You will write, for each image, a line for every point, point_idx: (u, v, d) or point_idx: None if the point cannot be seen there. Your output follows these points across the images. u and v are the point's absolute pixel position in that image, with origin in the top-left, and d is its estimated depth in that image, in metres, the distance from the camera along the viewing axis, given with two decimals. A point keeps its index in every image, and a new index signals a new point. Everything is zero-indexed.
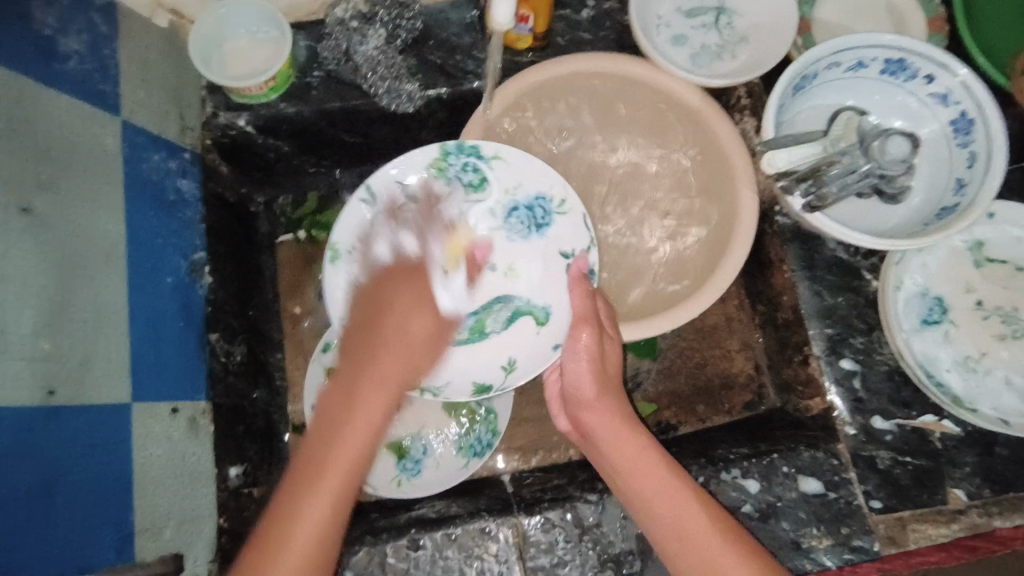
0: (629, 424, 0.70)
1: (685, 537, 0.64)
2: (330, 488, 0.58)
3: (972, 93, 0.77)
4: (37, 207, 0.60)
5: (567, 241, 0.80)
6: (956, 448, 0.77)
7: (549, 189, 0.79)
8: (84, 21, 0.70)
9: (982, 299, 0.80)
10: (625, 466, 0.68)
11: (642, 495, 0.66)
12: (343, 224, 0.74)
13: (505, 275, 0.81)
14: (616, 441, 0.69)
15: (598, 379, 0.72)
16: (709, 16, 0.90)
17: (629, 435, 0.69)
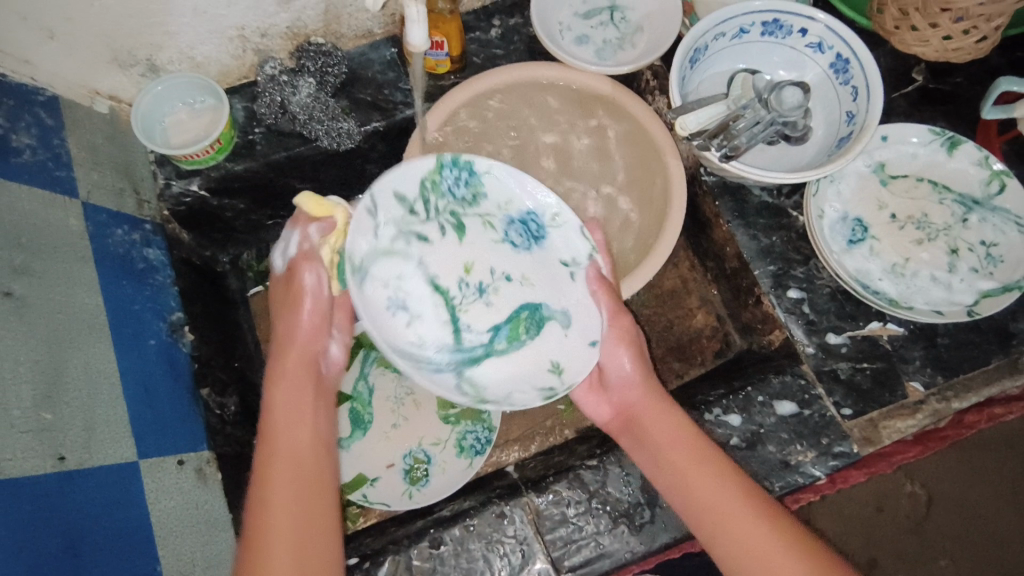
0: (667, 407, 0.73)
1: (719, 517, 0.65)
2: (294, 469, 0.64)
3: (841, 37, 0.87)
4: (17, 291, 0.63)
5: (569, 241, 0.78)
6: (903, 346, 0.85)
7: (545, 202, 0.77)
8: (30, 118, 0.75)
9: (895, 212, 0.89)
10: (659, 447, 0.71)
11: (673, 473, 0.69)
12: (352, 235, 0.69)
13: (521, 284, 0.77)
14: (653, 428, 0.72)
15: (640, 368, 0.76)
16: (604, 15, 1.00)
17: (662, 415, 0.73)
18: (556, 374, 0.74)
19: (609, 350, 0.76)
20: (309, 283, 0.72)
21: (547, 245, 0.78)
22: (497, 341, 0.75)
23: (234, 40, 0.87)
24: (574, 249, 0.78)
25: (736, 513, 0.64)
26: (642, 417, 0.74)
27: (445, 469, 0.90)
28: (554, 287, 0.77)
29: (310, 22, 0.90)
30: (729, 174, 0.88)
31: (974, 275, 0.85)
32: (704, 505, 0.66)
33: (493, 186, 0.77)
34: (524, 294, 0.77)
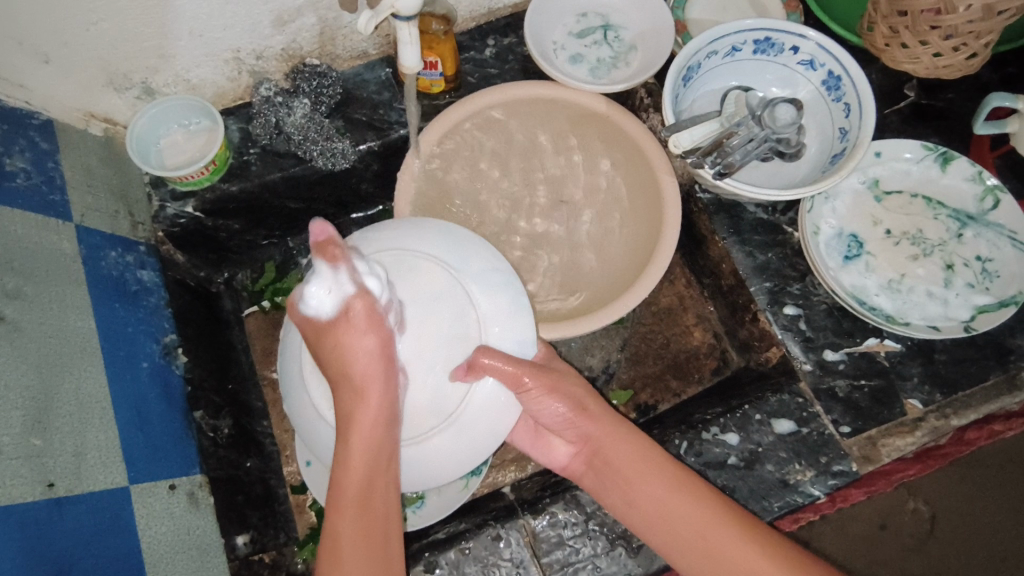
0: (618, 425, 0.71)
1: (706, 550, 0.64)
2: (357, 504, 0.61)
3: (832, 54, 0.88)
4: (9, 315, 0.63)
5: (478, 270, 0.64)
6: (901, 362, 0.84)
7: (476, 294, 0.63)
8: (24, 141, 0.75)
9: (890, 227, 0.89)
10: (621, 478, 0.69)
11: (636, 503, 0.68)
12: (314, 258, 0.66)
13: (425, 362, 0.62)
14: (614, 470, 0.70)
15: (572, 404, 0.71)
16: (597, 34, 1.00)
17: (619, 437, 0.70)
18: (484, 428, 0.64)
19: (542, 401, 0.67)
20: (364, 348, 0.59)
21: (471, 270, 0.64)
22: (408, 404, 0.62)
23: (230, 62, 0.88)
24: (491, 286, 0.64)
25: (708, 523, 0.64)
26: (602, 447, 0.71)
27: (441, 490, 0.89)
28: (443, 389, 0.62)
29: (305, 44, 0.90)
30: (723, 191, 0.89)
31: (969, 290, 0.84)
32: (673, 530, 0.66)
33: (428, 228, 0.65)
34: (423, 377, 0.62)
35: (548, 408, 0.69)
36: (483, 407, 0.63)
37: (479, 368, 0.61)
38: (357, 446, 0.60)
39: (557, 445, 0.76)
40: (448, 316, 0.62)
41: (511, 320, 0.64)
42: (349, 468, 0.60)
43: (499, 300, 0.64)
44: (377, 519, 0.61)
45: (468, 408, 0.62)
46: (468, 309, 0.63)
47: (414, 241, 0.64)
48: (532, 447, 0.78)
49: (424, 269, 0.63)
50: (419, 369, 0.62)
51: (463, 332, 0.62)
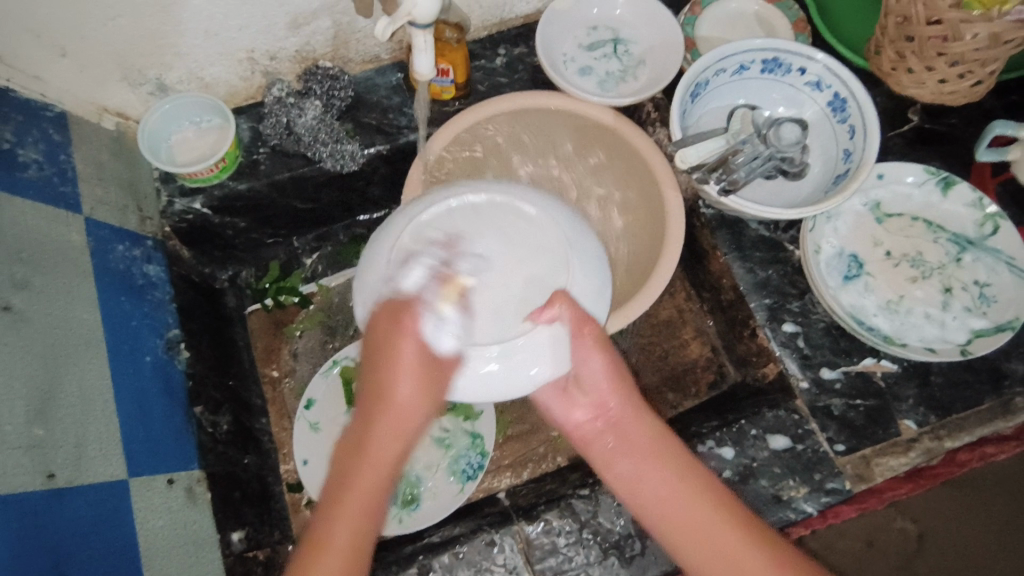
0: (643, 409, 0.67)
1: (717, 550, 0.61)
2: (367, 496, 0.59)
3: (839, 77, 0.89)
4: (16, 305, 0.64)
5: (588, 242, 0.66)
6: (897, 383, 0.85)
7: (568, 257, 0.65)
8: (38, 133, 0.76)
9: (890, 249, 0.90)
10: (638, 461, 0.65)
11: (651, 491, 0.65)
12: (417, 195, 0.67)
13: (506, 301, 0.63)
14: (634, 449, 0.66)
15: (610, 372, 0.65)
16: (607, 47, 1.02)
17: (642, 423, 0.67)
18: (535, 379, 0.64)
19: (590, 363, 0.64)
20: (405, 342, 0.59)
21: (576, 233, 0.66)
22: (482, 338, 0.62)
23: (243, 62, 0.89)
24: (586, 254, 0.66)
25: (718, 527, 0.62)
26: (626, 426, 0.66)
27: (437, 493, 0.90)
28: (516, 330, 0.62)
29: (319, 46, 0.91)
30: (727, 207, 0.90)
31: (967, 314, 0.85)
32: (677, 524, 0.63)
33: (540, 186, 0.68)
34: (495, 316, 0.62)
35: (590, 369, 0.64)
36: (547, 356, 0.63)
37: (557, 312, 0.61)
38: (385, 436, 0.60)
39: (577, 403, 0.68)
40: (544, 265, 0.64)
41: (595, 288, 0.65)
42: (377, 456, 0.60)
43: (592, 276, 0.65)
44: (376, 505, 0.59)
45: (532, 356, 0.62)
46: (562, 265, 0.64)
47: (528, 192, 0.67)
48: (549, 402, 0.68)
49: (539, 221, 0.65)
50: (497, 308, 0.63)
51: (551, 283, 0.64)
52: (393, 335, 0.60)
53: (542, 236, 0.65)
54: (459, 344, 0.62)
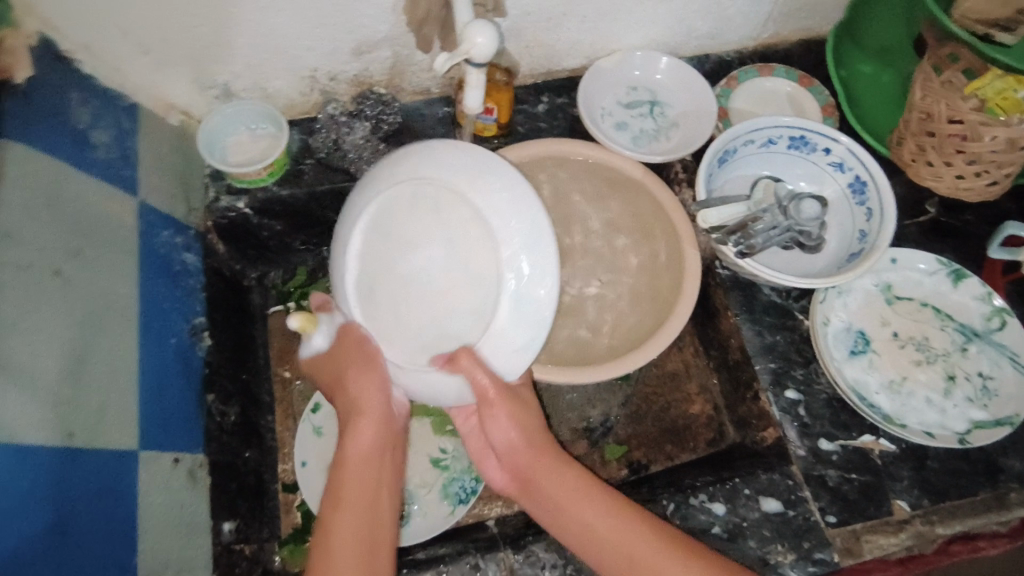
0: (549, 452, 0.75)
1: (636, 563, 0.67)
2: (357, 494, 0.70)
3: (861, 161, 0.94)
4: (66, 271, 0.68)
5: (529, 273, 0.63)
6: (893, 463, 0.86)
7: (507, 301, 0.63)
8: (111, 119, 0.82)
9: (897, 330, 0.92)
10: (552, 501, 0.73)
11: (566, 524, 0.71)
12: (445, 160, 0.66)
13: (430, 324, 0.66)
14: (547, 494, 0.73)
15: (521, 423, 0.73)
16: (644, 107, 1.08)
17: (548, 467, 0.74)
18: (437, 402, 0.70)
19: (495, 418, 0.72)
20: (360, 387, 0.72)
21: (518, 269, 0.63)
22: (392, 342, 0.67)
23: (305, 79, 0.95)
24: (523, 309, 0.64)
25: (644, 547, 0.67)
26: (529, 466, 0.75)
27: (427, 512, 0.91)
28: (412, 360, 0.67)
29: (376, 73, 0.98)
30: (743, 270, 0.93)
31: (968, 403, 0.87)
32: (606, 557, 0.68)
33: (521, 206, 0.64)
34: (399, 337, 0.67)
35: (496, 429, 0.73)
36: (438, 391, 0.67)
37: (457, 364, 0.64)
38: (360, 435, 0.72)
39: (493, 464, 0.79)
40: (475, 293, 0.64)
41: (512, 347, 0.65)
42: (348, 456, 0.72)
43: (519, 326, 0.65)
44: (372, 502, 0.70)
45: (424, 381, 0.67)
46: (489, 304, 0.64)
47: (507, 210, 0.64)
48: (478, 455, 0.81)
49: (485, 245, 0.64)
50: (411, 322, 0.66)
51: (480, 316, 0.65)
52: (345, 357, 0.71)
53: (496, 275, 0.63)
54: (372, 312, 0.68)
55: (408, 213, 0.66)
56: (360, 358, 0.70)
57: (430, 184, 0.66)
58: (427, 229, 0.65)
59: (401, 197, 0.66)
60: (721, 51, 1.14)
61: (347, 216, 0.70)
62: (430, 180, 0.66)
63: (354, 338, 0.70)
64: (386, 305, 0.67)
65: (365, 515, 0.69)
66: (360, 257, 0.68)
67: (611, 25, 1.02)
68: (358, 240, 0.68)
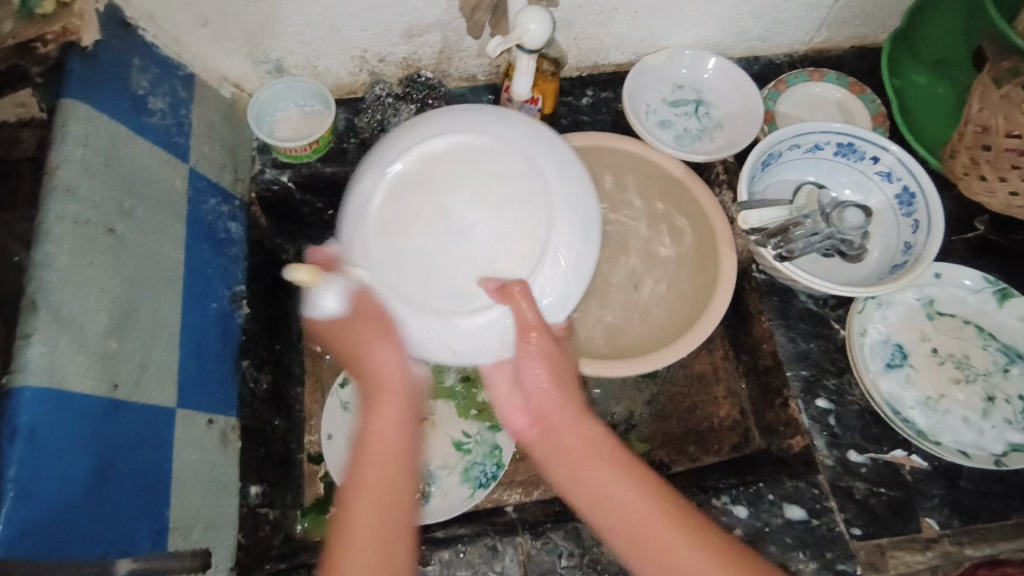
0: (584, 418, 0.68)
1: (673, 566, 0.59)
2: (383, 486, 0.63)
3: (911, 172, 0.92)
4: (119, 229, 0.70)
5: (556, 281, 0.67)
6: (924, 480, 0.84)
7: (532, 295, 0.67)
8: (168, 86, 0.84)
9: (937, 346, 0.90)
10: (571, 458, 0.66)
11: (607, 505, 0.64)
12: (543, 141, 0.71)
13: (456, 274, 0.68)
14: (574, 462, 0.66)
15: (554, 374, 0.68)
16: (690, 106, 1.07)
17: (586, 429, 0.68)
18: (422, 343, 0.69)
19: (527, 360, 0.67)
20: (384, 355, 0.68)
21: (557, 270, 0.67)
22: (420, 264, 0.68)
23: (355, 59, 0.97)
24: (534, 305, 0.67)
25: (687, 556, 0.59)
26: (557, 428, 0.68)
27: (447, 493, 0.92)
28: (426, 295, 0.68)
29: (424, 57, 0.99)
30: (781, 274, 0.92)
31: (1006, 426, 0.85)
32: (630, 532, 0.62)
33: (587, 227, 0.69)
34: (428, 270, 0.68)
35: (531, 372, 0.68)
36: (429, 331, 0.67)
37: (509, 294, 0.66)
38: (386, 416, 0.68)
39: (515, 406, 0.71)
40: (502, 269, 0.68)
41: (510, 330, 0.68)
42: (374, 442, 0.66)
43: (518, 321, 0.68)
44: (399, 493, 0.63)
45: (429, 317, 0.67)
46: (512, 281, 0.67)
47: (566, 235, 0.68)
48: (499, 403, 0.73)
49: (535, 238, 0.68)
50: (447, 256, 0.68)
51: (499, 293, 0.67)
52: (364, 332, 0.67)
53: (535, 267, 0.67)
54: (388, 220, 0.69)
55: (473, 159, 0.70)
56: (385, 331, 0.68)
57: (513, 152, 0.70)
58: (480, 184, 0.69)
59: (481, 142, 0.70)
60: (770, 54, 1.12)
61: (422, 122, 0.72)
62: (511, 143, 0.70)
63: (384, 237, 0.68)
64: (409, 224, 0.68)
65: (392, 507, 0.62)
66: (426, 168, 0.70)
67: (662, 21, 1.01)
68: (433, 149, 0.70)
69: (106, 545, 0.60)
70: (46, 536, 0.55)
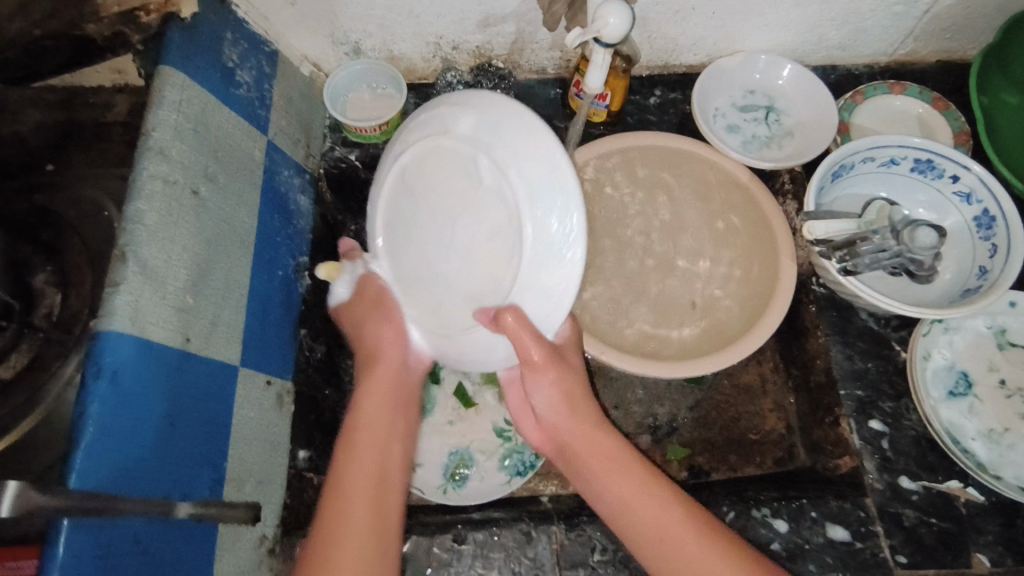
0: (594, 422, 0.75)
1: (676, 556, 0.64)
2: (359, 451, 0.72)
3: (993, 193, 0.88)
4: (202, 192, 0.73)
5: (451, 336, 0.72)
6: (979, 515, 0.81)
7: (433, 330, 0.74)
8: (255, 60, 0.87)
9: (1005, 378, 0.86)
10: (591, 473, 0.72)
11: (625, 506, 0.69)
12: (543, 224, 0.59)
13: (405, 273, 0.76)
14: (598, 464, 0.72)
15: (563, 394, 0.75)
16: (760, 112, 1.05)
17: (595, 435, 0.74)
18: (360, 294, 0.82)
19: (534, 377, 0.73)
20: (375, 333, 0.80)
21: (451, 329, 0.72)
22: (399, 230, 0.75)
23: (430, 45, 0.99)
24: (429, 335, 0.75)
25: (693, 547, 0.64)
26: (571, 442, 0.75)
27: (484, 478, 0.93)
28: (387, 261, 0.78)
29: (497, 47, 1.00)
30: (843, 289, 0.89)
31: None
32: (643, 525, 0.67)
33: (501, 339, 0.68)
34: (397, 249, 0.76)
35: (537, 390, 0.75)
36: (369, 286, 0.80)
37: (501, 323, 0.64)
38: (370, 388, 0.77)
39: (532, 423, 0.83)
40: (427, 289, 0.73)
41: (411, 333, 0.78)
42: (359, 412, 0.76)
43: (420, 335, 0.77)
44: (386, 455, 0.74)
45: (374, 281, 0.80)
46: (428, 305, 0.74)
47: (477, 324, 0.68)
48: (518, 412, 0.84)
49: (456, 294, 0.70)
50: (411, 245, 0.74)
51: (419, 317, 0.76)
52: (382, 317, 0.79)
53: (446, 320, 0.72)
54: (409, 194, 0.72)
55: (491, 193, 0.63)
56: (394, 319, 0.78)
57: (508, 220, 0.62)
58: (473, 216, 0.65)
59: (501, 186, 0.62)
60: (850, 63, 1.09)
61: (503, 107, 0.62)
62: (517, 211, 0.61)
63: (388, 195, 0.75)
64: (418, 202, 0.71)
65: (382, 476, 0.71)
66: (450, 164, 0.66)
67: (740, 25, 1.00)
68: (457, 143, 0.65)
69: (171, 487, 0.64)
70: (122, 472, 0.59)
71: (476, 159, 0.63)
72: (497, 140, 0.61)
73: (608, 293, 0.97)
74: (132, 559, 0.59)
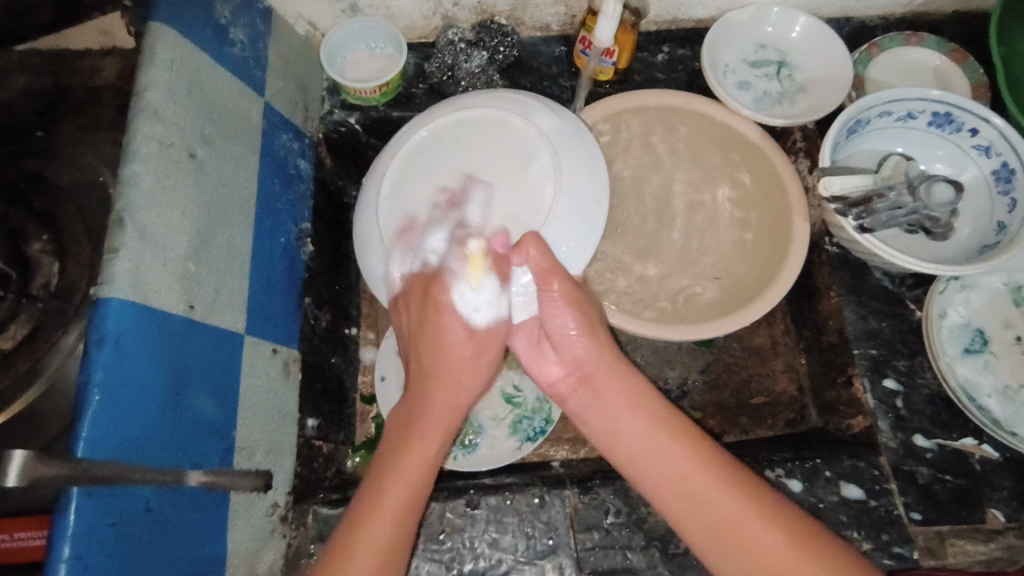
0: (615, 361, 0.73)
1: (713, 513, 0.64)
2: (406, 490, 0.64)
3: (1013, 146, 0.85)
4: (199, 155, 0.71)
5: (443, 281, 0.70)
6: (993, 471, 0.81)
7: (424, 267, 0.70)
8: (248, 19, 0.84)
9: (1021, 334, 0.85)
10: (611, 411, 0.72)
11: (649, 458, 0.69)
12: (576, 225, 0.71)
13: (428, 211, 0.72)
14: (611, 406, 0.72)
15: (581, 324, 0.71)
16: (771, 68, 1.02)
17: (614, 375, 0.72)
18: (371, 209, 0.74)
19: (554, 310, 0.70)
20: (457, 328, 0.67)
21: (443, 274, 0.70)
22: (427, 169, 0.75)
23: (430, 2, 0.96)
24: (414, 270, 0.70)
25: (730, 502, 0.64)
26: (592, 376, 0.73)
27: (494, 445, 0.93)
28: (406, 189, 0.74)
29: (500, 3, 0.97)
30: (857, 247, 0.87)
31: None
32: (673, 479, 0.67)
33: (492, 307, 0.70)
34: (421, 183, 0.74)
35: (558, 320, 0.71)
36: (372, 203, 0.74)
37: (521, 251, 0.67)
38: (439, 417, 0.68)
39: (549, 360, 0.75)
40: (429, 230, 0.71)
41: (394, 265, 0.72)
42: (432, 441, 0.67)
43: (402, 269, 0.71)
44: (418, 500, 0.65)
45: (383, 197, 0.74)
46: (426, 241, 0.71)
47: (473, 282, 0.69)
48: (526, 357, 0.75)
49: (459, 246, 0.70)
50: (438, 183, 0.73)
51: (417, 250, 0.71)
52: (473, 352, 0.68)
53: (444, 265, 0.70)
54: (464, 131, 0.75)
55: (535, 180, 0.72)
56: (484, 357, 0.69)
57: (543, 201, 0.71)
58: (516, 179, 0.72)
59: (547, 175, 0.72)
60: (864, 15, 1.05)
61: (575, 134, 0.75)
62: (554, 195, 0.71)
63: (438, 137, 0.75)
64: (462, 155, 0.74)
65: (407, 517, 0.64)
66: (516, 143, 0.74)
67: None
68: (525, 128, 0.74)
69: (180, 456, 0.63)
70: (130, 440, 0.58)
71: (539, 148, 0.73)
72: (565, 145, 0.73)
73: (617, 256, 0.95)
74: (145, 527, 0.58)
